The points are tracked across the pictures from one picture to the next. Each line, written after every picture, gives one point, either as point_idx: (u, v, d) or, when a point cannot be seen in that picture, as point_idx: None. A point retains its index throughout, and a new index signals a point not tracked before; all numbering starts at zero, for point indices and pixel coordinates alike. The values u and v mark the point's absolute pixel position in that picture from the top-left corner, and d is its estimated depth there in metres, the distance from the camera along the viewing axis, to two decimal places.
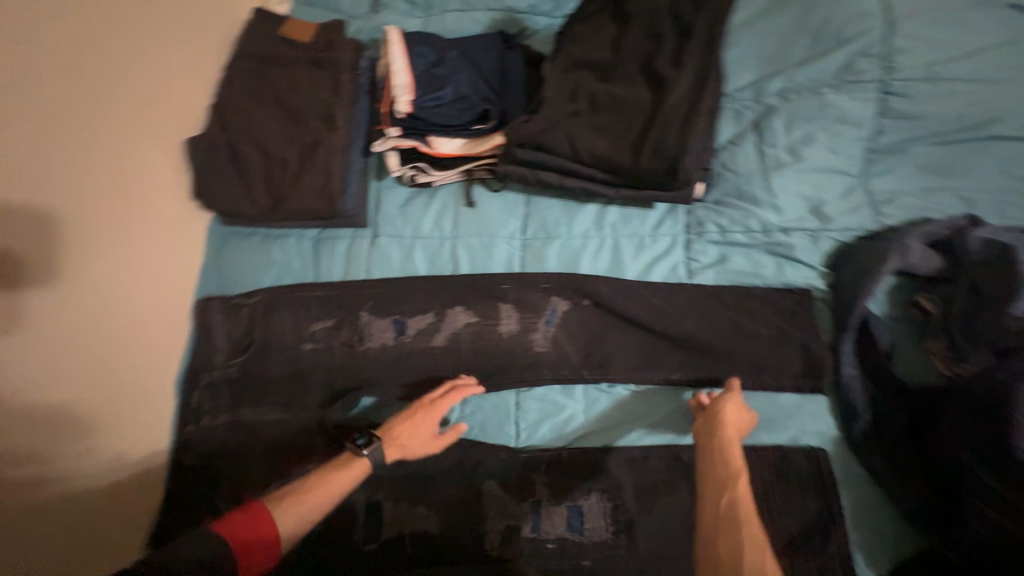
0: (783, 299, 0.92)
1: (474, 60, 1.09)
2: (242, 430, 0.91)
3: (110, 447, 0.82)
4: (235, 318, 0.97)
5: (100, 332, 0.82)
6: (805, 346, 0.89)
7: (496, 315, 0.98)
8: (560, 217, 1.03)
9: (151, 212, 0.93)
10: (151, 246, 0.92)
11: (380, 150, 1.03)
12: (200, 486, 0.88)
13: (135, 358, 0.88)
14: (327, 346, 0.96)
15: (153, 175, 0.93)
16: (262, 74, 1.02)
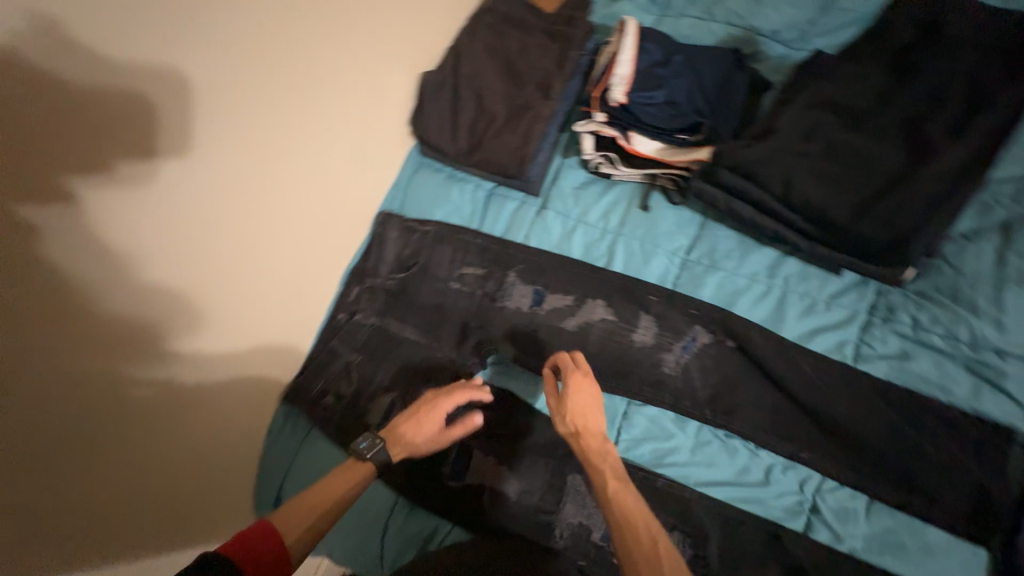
0: (969, 425, 0.80)
1: (698, 69, 1.06)
2: (379, 334, 1.02)
3: (250, 318, 0.95)
4: (406, 238, 1.07)
5: (243, 220, 0.91)
6: (980, 487, 0.77)
7: (634, 322, 0.97)
8: (732, 251, 0.98)
9: (336, 130, 1.02)
10: (325, 157, 1.02)
11: (579, 131, 1.05)
12: (334, 367, 1.00)
13: (280, 246, 0.98)
14: (470, 291, 1.02)
15: (340, 97, 1.01)
16: (501, 32, 1.09)
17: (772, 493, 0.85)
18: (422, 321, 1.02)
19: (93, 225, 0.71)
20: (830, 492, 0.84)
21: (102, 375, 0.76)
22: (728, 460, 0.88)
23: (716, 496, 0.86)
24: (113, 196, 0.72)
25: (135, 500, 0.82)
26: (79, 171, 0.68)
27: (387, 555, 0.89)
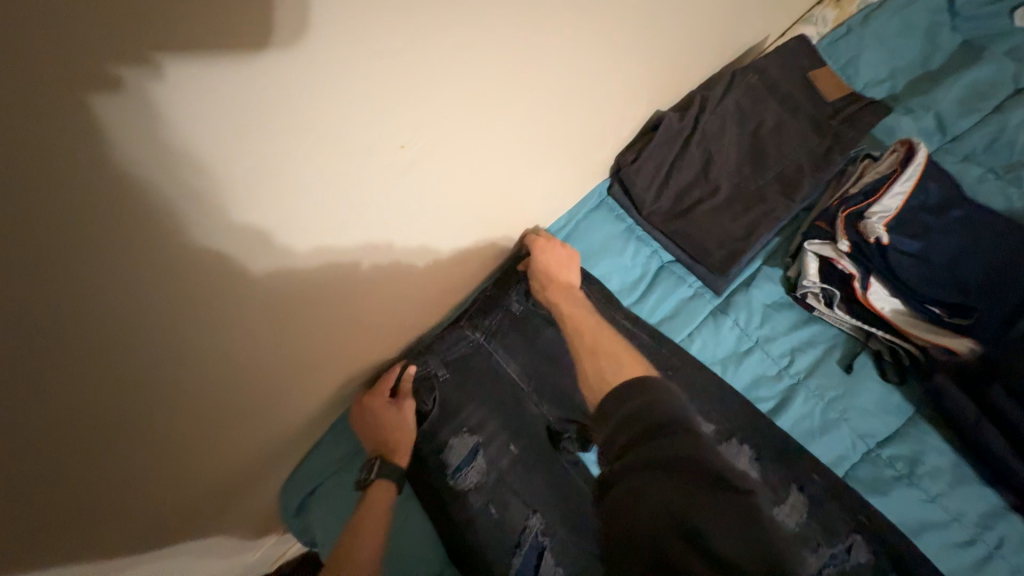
0: None
1: (986, 232, 0.83)
2: (490, 369, 0.89)
3: (336, 300, 0.68)
4: None
5: (371, 172, 0.56)
6: None
7: (780, 494, 0.77)
8: (941, 471, 0.77)
9: (547, 103, 0.71)
10: (517, 127, 0.70)
11: (806, 248, 0.87)
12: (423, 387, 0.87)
13: (410, 219, 0.67)
14: None
15: (570, 58, 0.68)
16: (762, 100, 0.91)
17: None
18: (533, 370, 0.89)
19: (118, 143, 0.35)
20: None
21: (93, 367, 0.46)
22: None
23: None
24: (171, 103, 0.36)
25: (130, 490, 0.62)
26: (130, 48, 0.32)
27: None
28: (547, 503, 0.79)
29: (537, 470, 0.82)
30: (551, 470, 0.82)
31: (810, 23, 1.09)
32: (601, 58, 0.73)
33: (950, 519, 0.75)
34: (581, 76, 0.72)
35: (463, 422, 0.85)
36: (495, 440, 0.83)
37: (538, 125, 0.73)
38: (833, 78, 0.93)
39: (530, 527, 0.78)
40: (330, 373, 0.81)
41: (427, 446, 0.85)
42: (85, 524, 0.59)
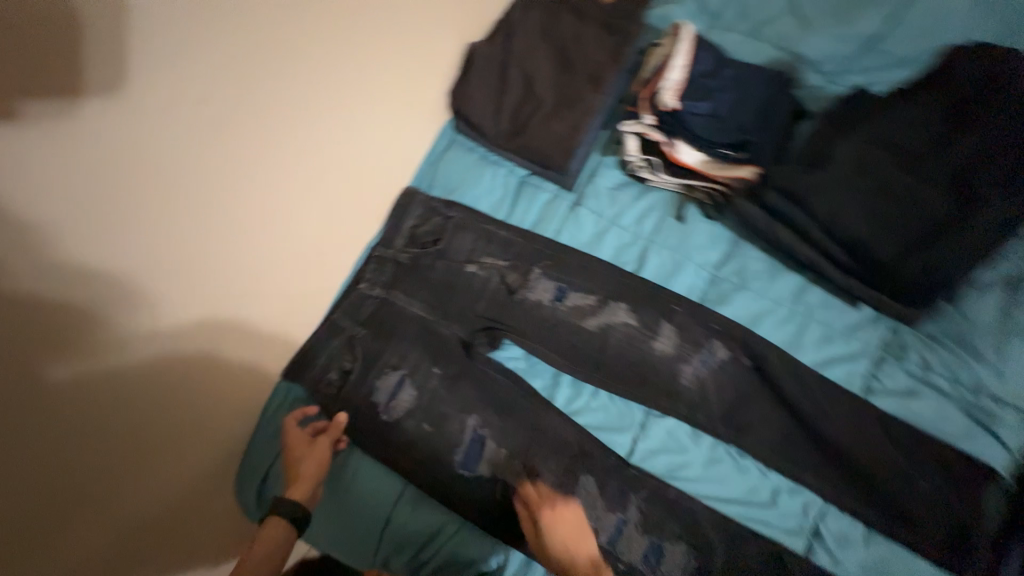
0: (956, 462, 0.85)
1: (744, 87, 1.06)
2: (393, 309, 0.95)
3: (235, 280, 0.88)
4: (429, 218, 1.01)
5: (211, 167, 0.81)
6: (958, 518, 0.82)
7: (655, 330, 0.96)
8: (762, 272, 0.98)
9: (340, 85, 0.93)
10: (324, 112, 0.92)
11: (625, 131, 1.03)
12: (338, 346, 0.94)
13: (267, 204, 0.89)
14: (487, 278, 0.97)
15: (341, 50, 0.92)
16: (557, 15, 1.04)
17: (779, 516, 0.86)
18: (432, 298, 0.96)
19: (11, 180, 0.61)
20: (833, 517, 0.86)
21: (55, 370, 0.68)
22: (738, 479, 0.88)
23: (725, 514, 0.87)
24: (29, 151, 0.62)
25: (92, 471, 0.75)
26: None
27: (384, 547, 0.86)
28: (476, 404, 0.91)
29: (460, 380, 0.92)
30: (472, 378, 0.92)
31: None
32: (371, 44, 0.96)
33: (773, 304, 0.97)
34: (361, 61, 0.95)
35: (382, 364, 0.92)
36: (419, 367, 0.92)
37: (342, 106, 0.95)
38: None
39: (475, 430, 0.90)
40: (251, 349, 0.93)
41: (354, 397, 0.91)
42: (92, 530, 0.76)
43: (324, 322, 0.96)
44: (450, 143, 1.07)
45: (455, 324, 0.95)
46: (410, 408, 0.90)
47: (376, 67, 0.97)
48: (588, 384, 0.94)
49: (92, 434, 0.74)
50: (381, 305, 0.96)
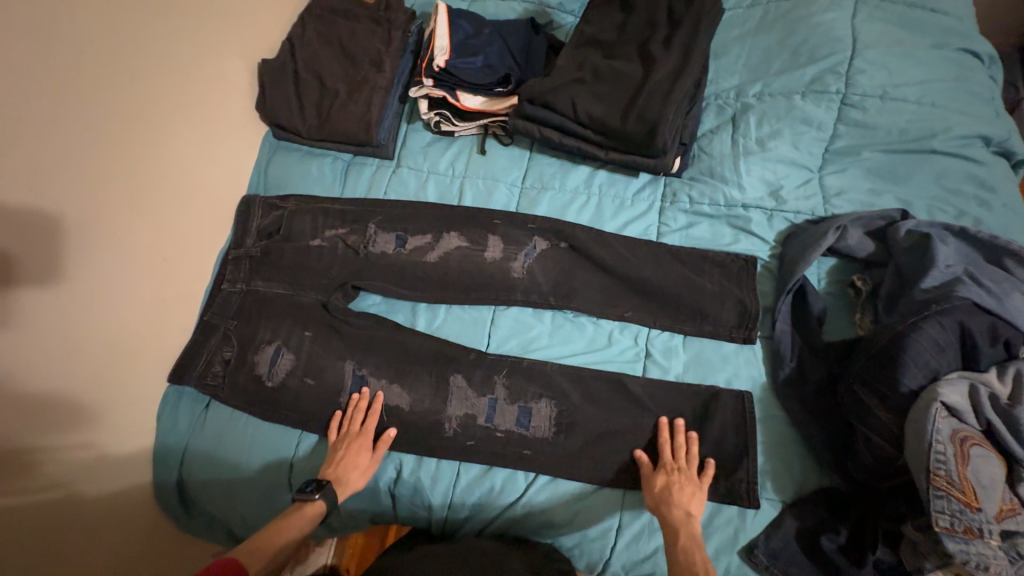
0: (731, 262, 1.06)
1: (505, 37, 1.28)
2: (255, 296, 1.08)
3: (115, 320, 0.92)
4: (268, 213, 1.15)
5: (76, 218, 0.85)
6: (741, 300, 1.01)
7: (484, 244, 1.13)
8: (556, 173, 1.19)
9: (148, 119, 0.97)
10: (144, 146, 0.97)
11: (415, 97, 1.22)
12: (214, 341, 1.05)
13: (124, 243, 0.94)
14: (333, 246, 1.12)
15: (141, 83, 0.96)
16: (331, 22, 1.23)
17: (616, 351, 1.04)
18: (289, 277, 1.09)
19: None
20: (656, 338, 1.04)
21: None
22: (579, 335, 1.06)
23: (574, 364, 1.04)
24: None
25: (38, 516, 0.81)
26: None
27: None
28: (345, 349, 1.04)
29: (330, 334, 1.05)
30: (340, 328, 1.06)
31: None
32: (184, 75, 1.05)
33: (572, 194, 1.18)
34: (162, 93, 1.00)
35: (259, 341, 1.04)
36: (289, 336, 1.04)
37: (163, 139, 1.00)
38: None
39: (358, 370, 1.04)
40: (141, 377, 0.99)
41: (240, 377, 1.02)
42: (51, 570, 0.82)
43: (199, 327, 1.07)
44: (276, 149, 1.23)
45: (311, 291, 1.08)
46: (292, 369, 1.02)
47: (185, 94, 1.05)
48: (438, 304, 1.10)
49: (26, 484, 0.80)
50: (246, 296, 1.08)
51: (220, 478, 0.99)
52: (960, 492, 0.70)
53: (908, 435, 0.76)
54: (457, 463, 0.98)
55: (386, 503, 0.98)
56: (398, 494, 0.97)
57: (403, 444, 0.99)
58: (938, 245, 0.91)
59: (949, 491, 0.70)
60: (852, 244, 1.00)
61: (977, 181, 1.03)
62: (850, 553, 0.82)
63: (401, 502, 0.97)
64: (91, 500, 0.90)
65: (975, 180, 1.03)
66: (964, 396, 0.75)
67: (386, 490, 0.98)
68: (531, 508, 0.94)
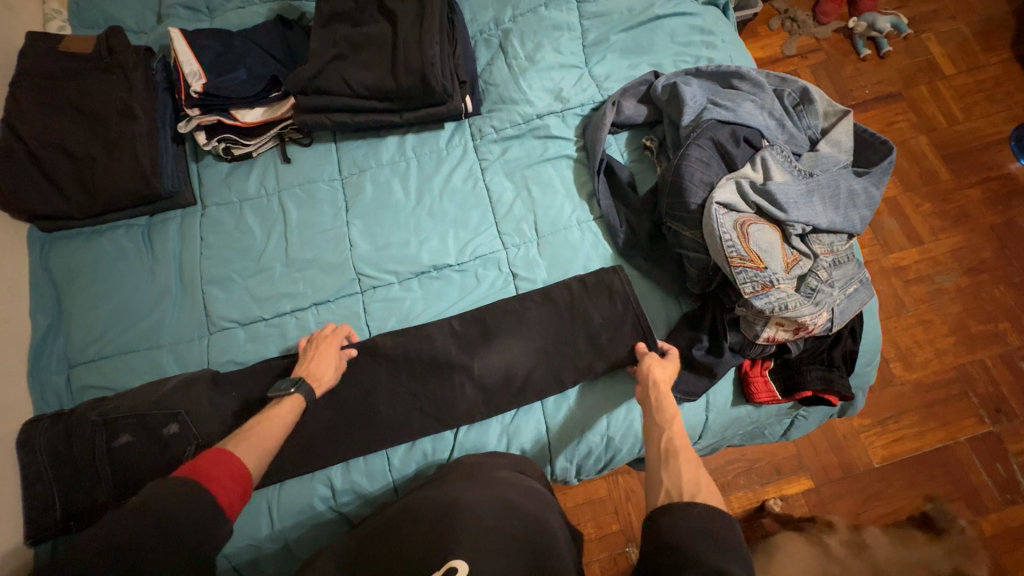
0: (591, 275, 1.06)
1: (259, 42, 1.22)
2: (85, 408, 0.93)
3: None
4: (64, 420, 0.92)
5: None
6: (610, 284, 1.06)
7: (330, 244, 1.12)
8: (368, 153, 1.20)
9: None
10: None
11: (189, 131, 1.15)
12: (60, 473, 0.89)
13: None
14: (178, 446, 0.90)
15: None
16: (52, 87, 1.09)
17: (487, 286, 1.10)
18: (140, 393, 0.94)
19: None
20: (516, 257, 1.12)
21: None
22: (450, 287, 1.10)
23: (456, 313, 1.07)
24: None
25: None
26: None
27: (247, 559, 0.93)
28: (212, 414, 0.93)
29: (211, 431, 0.92)
30: (215, 413, 0.93)
31: (52, 15, 1.27)
32: None
33: (392, 166, 1.20)
34: None
35: (104, 449, 0.89)
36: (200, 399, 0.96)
37: None
38: (79, 38, 1.14)
39: (242, 423, 0.94)
40: None
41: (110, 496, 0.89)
42: None
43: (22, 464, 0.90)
44: (49, 244, 1.09)
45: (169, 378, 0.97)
46: (158, 458, 0.90)
47: None
48: (308, 315, 1.07)
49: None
50: (72, 410, 0.94)
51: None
52: (749, 262, 0.89)
53: (705, 238, 0.94)
54: (384, 450, 0.97)
55: (335, 519, 0.95)
56: (341, 507, 0.94)
57: (325, 459, 0.96)
58: (685, 88, 1.10)
59: (744, 265, 0.89)
60: (632, 113, 1.16)
61: (700, 30, 1.24)
62: (715, 353, 0.97)
63: (346, 510, 0.95)
64: None
65: (698, 29, 1.24)
66: (730, 192, 0.94)
67: (326, 508, 0.94)
68: (467, 449, 0.98)
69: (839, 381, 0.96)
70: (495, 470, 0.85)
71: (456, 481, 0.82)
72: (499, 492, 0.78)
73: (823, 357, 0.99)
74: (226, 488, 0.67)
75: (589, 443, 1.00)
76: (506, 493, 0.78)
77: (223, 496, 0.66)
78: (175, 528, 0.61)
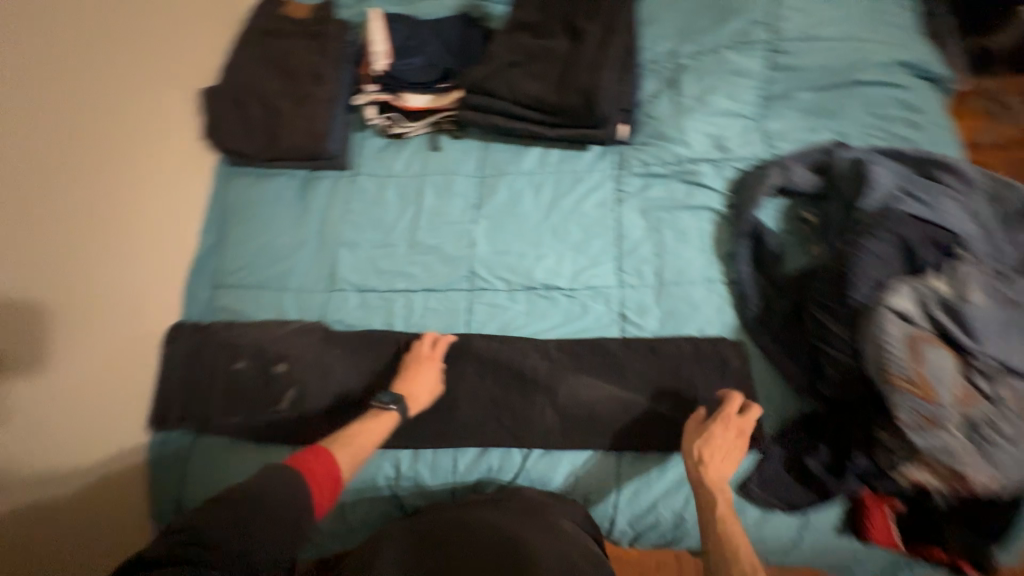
0: (704, 345, 0.99)
1: (441, 34, 1.30)
2: (220, 327, 1.04)
3: (77, 378, 0.91)
4: (203, 332, 1.04)
5: (25, 272, 0.84)
6: (725, 359, 0.98)
7: (453, 236, 1.16)
8: (510, 158, 1.22)
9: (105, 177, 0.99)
10: (95, 214, 0.96)
11: (361, 104, 1.25)
12: (186, 377, 1.01)
13: (69, 311, 0.91)
14: (283, 385, 0.99)
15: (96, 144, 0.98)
16: (267, 43, 1.25)
17: (592, 319, 1.07)
18: (263, 330, 1.03)
19: None
20: (629, 299, 1.07)
21: None
22: (555, 310, 1.08)
23: (554, 337, 1.05)
24: None
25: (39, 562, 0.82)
26: None
27: None
28: (314, 365, 1.00)
29: (311, 380, 0.99)
30: (318, 366, 1.00)
31: None
32: (151, 134, 1.09)
33: (530, 176, 1.20)
34: (68, 225, 0.92)
35: (224, 369, 1.00)
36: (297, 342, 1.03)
37: (88, 233, 0.95)
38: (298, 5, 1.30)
39: (337, 380, 1.00)
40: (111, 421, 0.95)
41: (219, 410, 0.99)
42: None
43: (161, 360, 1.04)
44: (228, 175, 1.23)
45: (288, 322, 1.05)
46: (263, 390, 0.99)
47: (144, 155, 1.07)
48: (417, 298, 1.11)
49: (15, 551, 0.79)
50: (201, 325, 1.05)
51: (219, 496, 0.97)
52: None
53: (863, 343, 0.82)
54: (453, 449, 0.97)
55: (390, 500, 0.97)
56: (399, 490, 0.96)
57: (396, 441, 0.97)
58: (875, 167, 0.97)
59: (905, 390, 0.77)
60: (800, 180, 1.05)
61: (906, 104, 1.09)
62: (834, 471, 0.85)
63: (403, 495, 0.96)
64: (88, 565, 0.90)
65: (904, 103, 1.09)
66: (908, 300, 0.81)
67: (386, 487, 0.97)
68: (531, 479, 0.95)
69: (988, 553, 0.81)
70: (556, 518, 0.81)
71: (518, 518, 0.78)
72: (563, 547, 0.74)
73: (976, 522, 0.82)
74: (320, 485, 0.72)
75: (658, 516, 0.92)
76: (570, 552, 0.73)
77: (315, 491, 0.71)
78: (273, 509, 0.65)
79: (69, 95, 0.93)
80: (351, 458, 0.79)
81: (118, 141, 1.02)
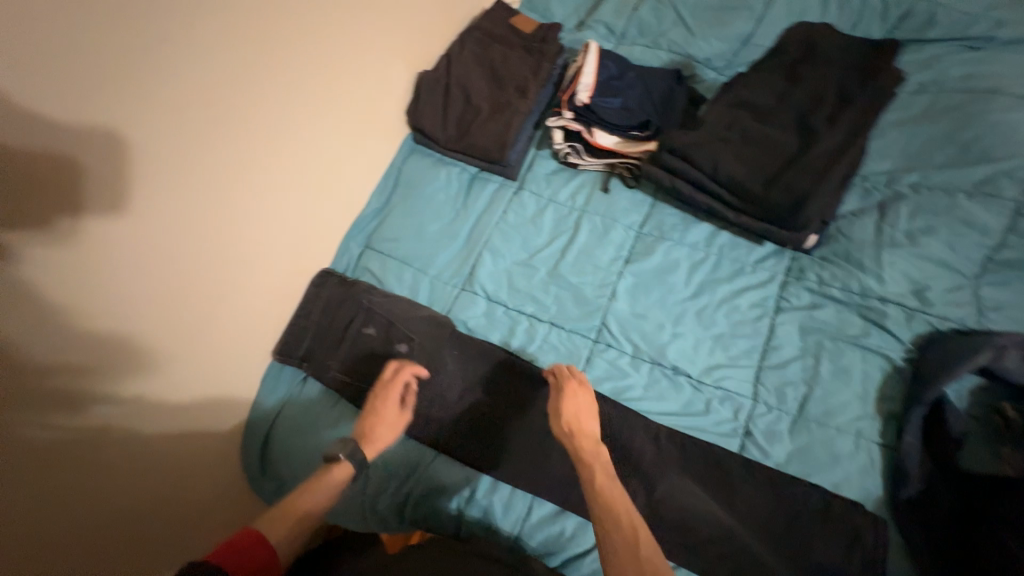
0: (833, 504, 0.88)
1: (647, 82, 1.29)
2: (364, 289, 1.10)
3: (212, 287, 0.95)
4: (348, 287, 1.10)
5: (200, 171, 0.90)
6: (857, 532, 0.85)
7: (594, 282, 1.13)
8: (677, 225, 1.17)
9: (299, 117, 1.04)
10: (278, 145, 1.02)
11: (551, 126, 1.26)
12: (318, 321, 1.08)
13: (221, 221, 0.95)
14: (399, 364, 1.02)
15: (307, 87, 1.04)
16: (487, 45, 1.31)
17: (712, 421, 0.99)
18: (398, 306, 1.07)
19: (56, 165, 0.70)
20: (759, 417, 0.98)
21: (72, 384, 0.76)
22: (675, 395, 1.02)
23: (666, 423, 0.99)
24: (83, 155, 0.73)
25: (106, 453, 0.82)
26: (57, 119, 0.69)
27: (370, 489, 0.97)
28: (430, 357, 1.02)
29: (424, 369, 1.02)
30: (433, 359, 1.02)
31: None
32: (353, 93, 1.15)
33: (691, 249, 1.15)
34: (252, 146, 0.97)
35: (354, 329, 1.05)
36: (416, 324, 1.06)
37: (266, 160, 1.00)
38: (526, 19, 1.35)
39: (446, 379, 1.02)
40: (243, 337, 1.02)
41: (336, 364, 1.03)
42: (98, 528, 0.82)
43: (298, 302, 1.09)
44: (411, 151, 1.30)
45: (420, 307, 1.08)
46: (379, 362, 1.02)
47: (339, 109, 1.12)
48: (540, 328, 1.10)
49: (88, 436, 0.79)
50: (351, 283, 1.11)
51: (309, 438, 1.01)
52: None
53: None
54: (531, 495, 0.94)
55: (453, 519, 0.94)
56: (465, 513, 0.93)
57: (480, 462, 0.96)
58: None
59: None
60: (1011, 366, 0.89)
61: None
62: None
63: (467, 520, 0.93)
64: (181, 470, 0.94)
65: None
66: None
67: (454, 504, 0.94)
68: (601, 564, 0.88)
69: None
70: None
71: None
72: None
73: None
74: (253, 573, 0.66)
75: None
76: None
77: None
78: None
79: (304, 39, 1.01)
80: (289, 536, 0.74)
81: (323, 90, 1.08)
